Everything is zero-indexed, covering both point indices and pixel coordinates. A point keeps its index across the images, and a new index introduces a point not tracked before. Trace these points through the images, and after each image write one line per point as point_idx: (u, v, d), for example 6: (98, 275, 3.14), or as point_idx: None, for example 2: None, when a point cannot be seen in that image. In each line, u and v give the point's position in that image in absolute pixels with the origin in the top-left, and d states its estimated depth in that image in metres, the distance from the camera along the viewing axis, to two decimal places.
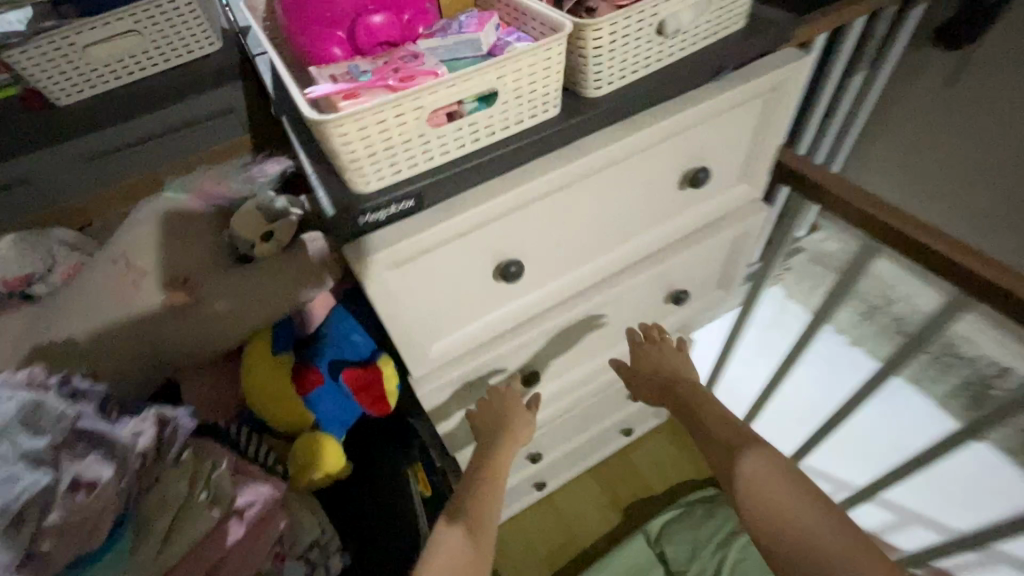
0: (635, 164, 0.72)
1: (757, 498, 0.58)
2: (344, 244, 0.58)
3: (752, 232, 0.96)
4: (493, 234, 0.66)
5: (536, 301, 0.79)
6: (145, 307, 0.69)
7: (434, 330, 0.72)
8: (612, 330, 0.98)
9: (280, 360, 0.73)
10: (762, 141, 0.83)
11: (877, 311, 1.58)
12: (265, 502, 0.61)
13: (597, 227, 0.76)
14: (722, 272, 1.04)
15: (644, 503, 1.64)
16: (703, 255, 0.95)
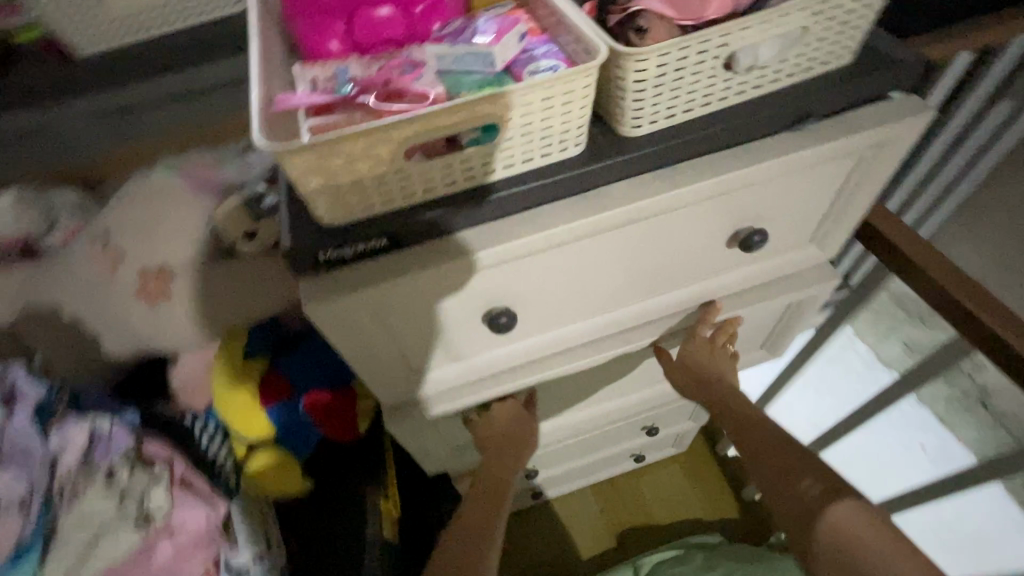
0: (674, 218, 0.59)
1: (840, 543, 0.54)
2: (301, 277, 0.51)
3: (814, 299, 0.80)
4: (483, 283, 0.57)
5: (534, 349, 0.69)
6: (118, 292, 0.66)
7: (411, 368, 0.65)
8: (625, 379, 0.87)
9: (251, 367, 0.69)
10: (846, 203, 0.67)
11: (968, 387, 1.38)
12: (199, 529, 0.57)
13: (619, 280, 0.65)
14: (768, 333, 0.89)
15: (643, 534, 1.54)
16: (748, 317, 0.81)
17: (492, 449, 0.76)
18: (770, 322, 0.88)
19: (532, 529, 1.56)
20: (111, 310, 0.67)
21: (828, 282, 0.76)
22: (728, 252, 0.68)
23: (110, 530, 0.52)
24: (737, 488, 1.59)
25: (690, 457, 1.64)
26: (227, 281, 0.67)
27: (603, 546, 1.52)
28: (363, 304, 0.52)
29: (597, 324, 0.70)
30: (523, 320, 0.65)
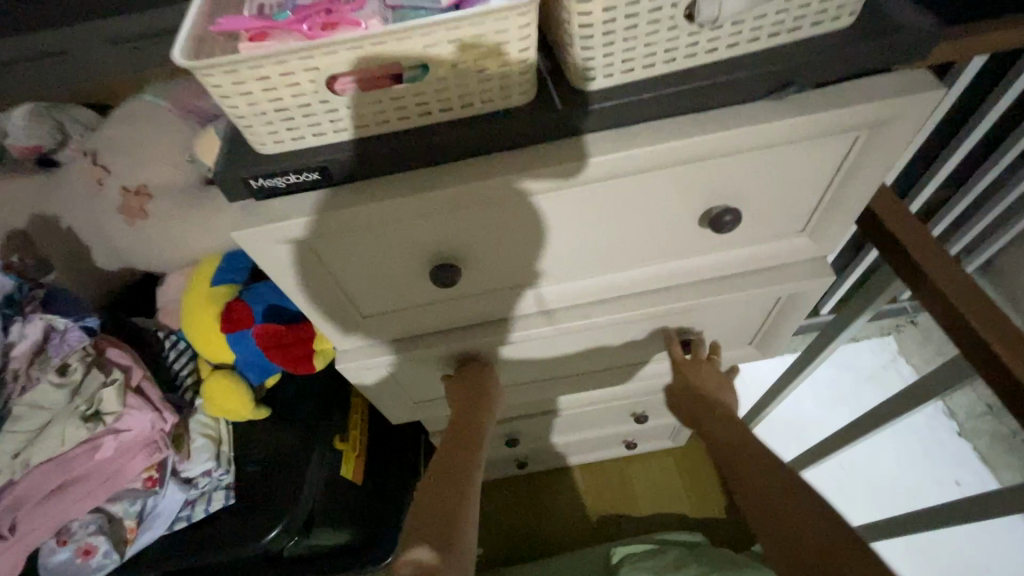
0: (632, 185, 0.55)
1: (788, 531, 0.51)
2: (238, 202, 0.52)
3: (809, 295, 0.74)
4: (423, 231, 0.56)
5: (487, 309, 0.68)
6: (106, 207, 0.71)
7: (358, 311, 0.66)
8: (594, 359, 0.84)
9: (217, 293, 0.71)
10: (841, 192, 0.60)
11: (992, 410, 1.30)
12: (144, 431, 0.62)
13: (576, 248, 0.62)
14: (759, 327, 0.84)
15: (625, 521, 1.52)
16: (730, 307, 0.76)
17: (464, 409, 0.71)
18: (759, 318, 0.82)
19: (516, 498, 1.56)
20: (99, 222, 0.72)
21: (819, 279, 0.69)
22: (701, 231, 0.63)
23: (59, 419, 0.57)
24: (730, 492, 1.53)
25: (686, 453, 1.59)
26: (201, 207, 0.70)
27: (582, 526, 1.52)
28: (294, 237, 0.53)
29: (555, 292, 0.68)
30: (473, 278, 0.64)
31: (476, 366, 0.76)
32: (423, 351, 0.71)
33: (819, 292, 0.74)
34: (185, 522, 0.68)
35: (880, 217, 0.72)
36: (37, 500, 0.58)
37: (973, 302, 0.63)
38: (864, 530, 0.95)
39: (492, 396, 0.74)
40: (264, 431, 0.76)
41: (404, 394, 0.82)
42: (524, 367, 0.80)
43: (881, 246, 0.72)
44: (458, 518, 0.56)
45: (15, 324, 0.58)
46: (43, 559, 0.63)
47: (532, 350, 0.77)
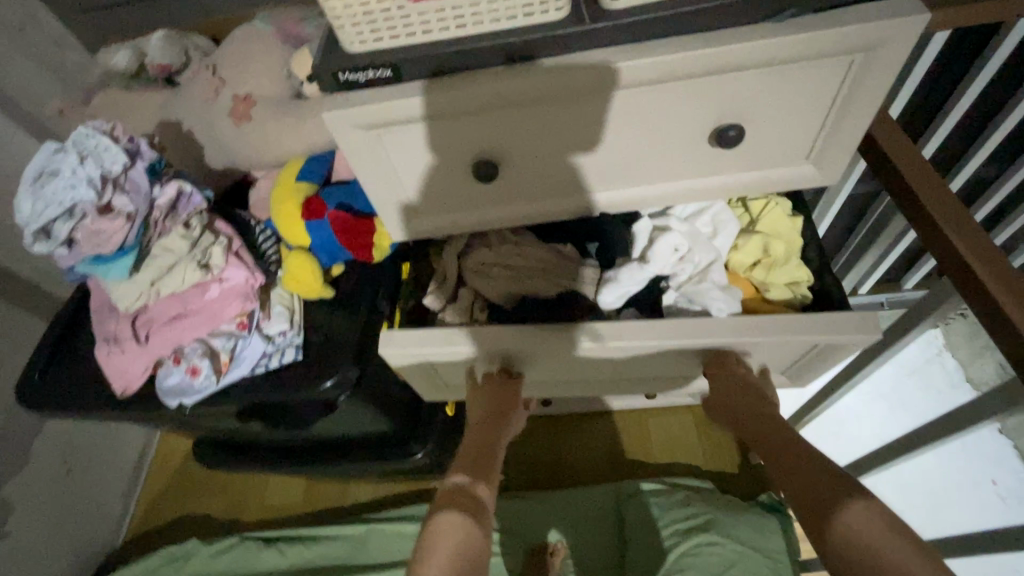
0: (647, 98, 0.65)
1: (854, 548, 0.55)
2: (328, 92, 0.66)
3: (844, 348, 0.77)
4: (470, 130, 0.68)
5: (519, 214, 0.81)
6: (220, 112, 0.88)
7: (412, 204, 0.79)
8: (612, 365, 0.91)
9: (301, 187, 0.86)
10: (839, 118, 0.68)
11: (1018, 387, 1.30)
12: (241, 282, 0.78)
13: (598, 157, 0.73)
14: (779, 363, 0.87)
15: (637, 467, 1.61)
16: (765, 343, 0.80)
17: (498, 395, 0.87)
18: (793, 357, 0.84)
19: (536, 436, 1.68)
20: (212, 125, 0.89)
21: (863, 337, 0.73)
22: (710, 150, 0.72)
23: (181, 263, 0.74)
24: (744, 450, 1.59)
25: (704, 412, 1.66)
26: (295, 115, 0.86)
27: (597, 466, 1.62)
28: (369, 124, 0.66)
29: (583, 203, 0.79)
30: (507, 180, 0.76)
31: (524, 358, 0.86)
32: (494, 342, 0.80)
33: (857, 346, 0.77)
34: (263, 369, 0.85)
35: (901, 172, 0.83)
36: (164, 321, 0.76)
37: (993, 270, 0.73)
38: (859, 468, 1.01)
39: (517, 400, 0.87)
40: (327, 309, 0.92)
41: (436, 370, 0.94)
42: (554, 358, 0.88)
43: (905, 203, 0.83)
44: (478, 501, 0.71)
45: (155, 186, 0.74)
46: (160, 380, 0.81)
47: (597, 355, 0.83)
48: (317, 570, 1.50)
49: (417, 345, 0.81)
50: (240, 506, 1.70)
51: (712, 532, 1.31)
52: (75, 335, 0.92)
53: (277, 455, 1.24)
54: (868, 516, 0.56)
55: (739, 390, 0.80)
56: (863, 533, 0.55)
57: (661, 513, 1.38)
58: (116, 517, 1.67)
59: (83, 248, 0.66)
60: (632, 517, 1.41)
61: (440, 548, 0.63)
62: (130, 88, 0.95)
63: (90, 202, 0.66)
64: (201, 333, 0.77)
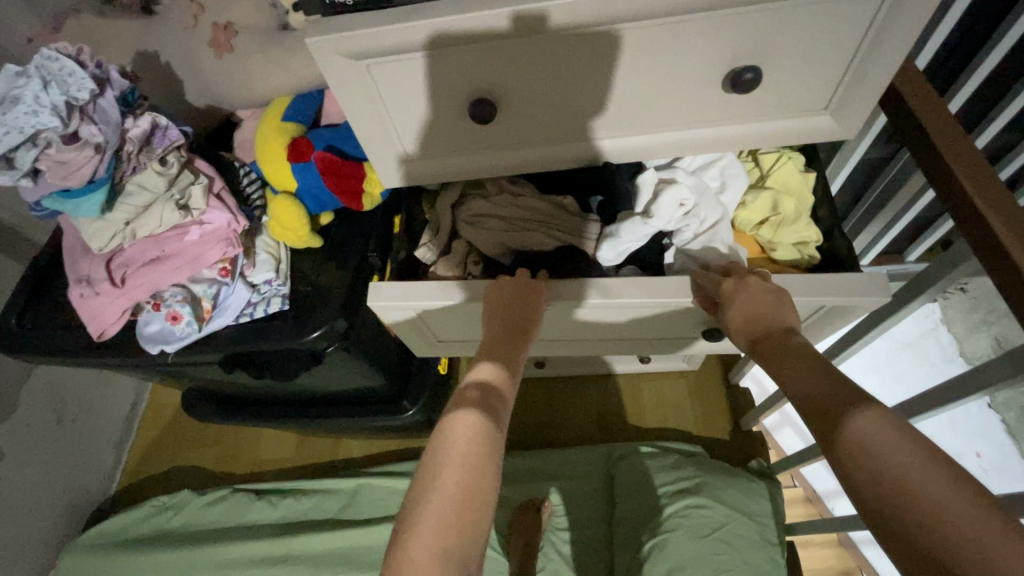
0: (660, 33, 0.60)
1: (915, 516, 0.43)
2: (311, 16, 0.60)
3: (855, 310, 0.76)
4: (467, 64, 0.63)
5: (518, 162, 0.77)
6: (199, 43, 0.82)
7: (404, 148, 0.75)
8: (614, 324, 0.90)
9: (287, 128, 0.81)
10: (865, 62, 0.63)
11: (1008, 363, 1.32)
12: (223, 226, 0.74)
13: (605, 100, 0.68)
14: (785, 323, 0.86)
15: (630, 430, 1.61)
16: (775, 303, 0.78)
17: (504, 299, 0.74)
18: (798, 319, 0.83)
19: (531, 396, 1.68)
20: (191, 57, 0.83)
21: (873, 298, 0.71)
22: (724, 97, 0.68)
23: (159, 202, 0.70)
24: (737, 417, 1.59)
25: (699, 377, 1.65)
26: (280, 48, 0.80)
27: (588, 429, 1.62)
28: (356, 52, 0.61)
29: (593, 151, 0.75)
30: (506, 123, 0.71)
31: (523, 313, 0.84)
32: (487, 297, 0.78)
33: (862, 311, 0.76)
34: (248, 318, 0.82)
35: (925, 126, 0.78)
36: (141, 265, 0.72)
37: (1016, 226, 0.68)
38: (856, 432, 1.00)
39: (525, 299, 0.74)
40: (315, 259, 0.88)
41: (432, 326, 0.92)
42: (556, 315, 0.86)
43: (926, 160, 0.79)
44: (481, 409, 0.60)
45: (128, 117, 0.68)
46: (140, 327, 0.78)
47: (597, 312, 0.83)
48: (308, 522, 1.52)
49: (411, 298, 0.79)
50: (232, 459, 1.71)
51: (698, 495, 1.32)
52: (54, 280, 0.88)
53: (268, 408, 1.23)
54: (883, 423, 0.48)
55: (762, 298, 0.68)
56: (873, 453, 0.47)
57: (650, 475, 1.39)
58: (109, 466, 1.68)
59: (50, 181, 0.62)
60: (621, 479, 1.42)
61: (446, 458, 0.55)
62: (103, 13, 0.88)
63: (56, 130, 0.61)
64: (181, 278, 0.74)
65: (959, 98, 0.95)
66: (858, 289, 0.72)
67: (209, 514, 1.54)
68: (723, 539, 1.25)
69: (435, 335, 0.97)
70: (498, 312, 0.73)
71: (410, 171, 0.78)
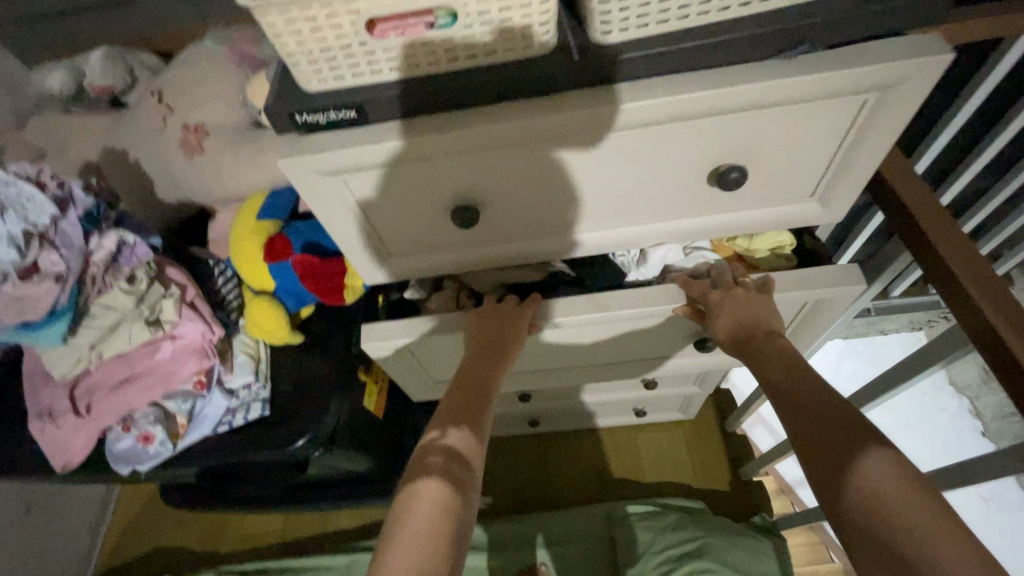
0: (642, 139, 0.59)
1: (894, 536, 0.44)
2: (283, 133, 0.58)
3: (838, 304, 0.78)
4: (446, 173, 0.62)
5: (505, 256, 0.75)
6: (169, 143, 0.80)
7: (388, 248, 0.73)
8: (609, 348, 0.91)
9: (262, 225, 0.78)
10: (846, 157, 0.63)
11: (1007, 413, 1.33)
12: (197, 339, 0.71)
13: (588, 197, 0.67)
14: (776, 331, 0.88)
15: (630, 485, 1.57)
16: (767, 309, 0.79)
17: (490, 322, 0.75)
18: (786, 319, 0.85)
19: (526, 455, 1.63)
20: (160, 156, 0.81)
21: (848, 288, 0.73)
22: (708, 192, 0.67)
23: (128, 321, 0.66)
24: (736, 466, 1.56)
25: (695, 426, 1.63)
26: (252, 146, 0.78)
27: (587, 486, 1.58)
28: (332, 168, 0.59)
29: (582, 243, 0.73)
30: (490, 221, 0.69)
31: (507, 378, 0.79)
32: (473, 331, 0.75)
33: (845, 301, 0.77)
34: (226, 426, 0.78)
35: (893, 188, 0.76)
36: (109, 388, 0.68)
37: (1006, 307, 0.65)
38: None
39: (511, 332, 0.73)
40: (296, 355, 0.84)
41: (420, 369, 0.91)
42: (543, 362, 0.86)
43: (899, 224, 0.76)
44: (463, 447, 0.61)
45: (93, 236, 0.66)
46: (109, 445, 0.73)
47: (580, 334, 0.85)
48: None
49: (393, 333, 0.78)
50: (215, 538, 1.62)
51: (704, 557, 1.28)
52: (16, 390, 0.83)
53: (251, 497, 1.17)
54: (887, 457, 0.49)
55: (753, 308, 0.70)
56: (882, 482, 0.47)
57: (652, 538, 1.35)
58: (83, 553, 1.58)
59: (6, 315, 0.59)
60: (623, 543, 1.37)
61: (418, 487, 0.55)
62: (70, 113, 0.86)
63: (13, 263, 0.59)
64: (152, 396, 0.69)
65: (930, 159, 0.97)
66: (837, 283, 0.74)
67: None
68: None
69: (428, 377, 0.94)
70: (485, 338, 0.73)
71: (391, 270, 0.75)
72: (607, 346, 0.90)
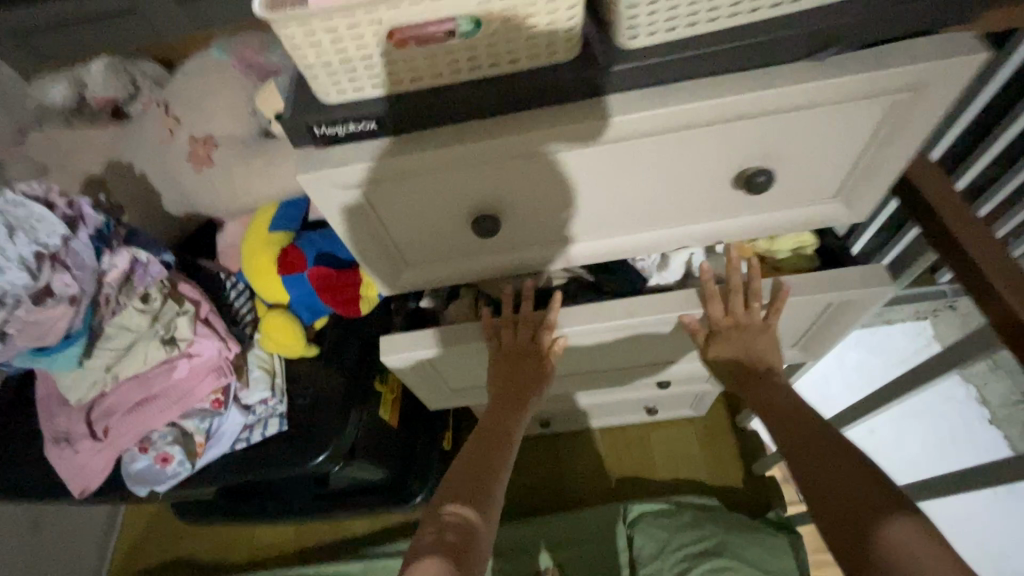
0: (669, 145, 0.58)
1: None
2: (300, 145, 0.57)
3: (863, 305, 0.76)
4: (467, 182, 0.61)
5: (524, 263, 0.74)
6: (176, 154, 0.78)
7: (406, 258, 0.72)
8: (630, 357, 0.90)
9: (274, 238, 0.77)
10: (872, 158, 0.62)
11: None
12: (213, 356, 0.69)
13: (610, 203, 0.66)
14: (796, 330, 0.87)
15: (642, 484, 1.57)
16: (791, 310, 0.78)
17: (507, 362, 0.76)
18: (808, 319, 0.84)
19: (536, 456, 1.63)
20: (167, 168, 0.79)
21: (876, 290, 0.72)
22: (732, 195, 0.66)
23: (143, 340, 0.65)
24: (748, 462, 1.56)
25: (706, 423, 1.62)
26: (262, 157, 0.77)
27: (599, 486, 1.58)
28: (353, 182, 0.58)
29: (583, 250, 0.73)
30: (511, 229, 0.68)
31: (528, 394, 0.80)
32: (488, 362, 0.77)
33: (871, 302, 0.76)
34: (244, 444, 0.77)
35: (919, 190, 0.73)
36: (126, 409, 0.67)
37: None
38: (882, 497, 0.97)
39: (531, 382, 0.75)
40: (311, 368, 0.83)
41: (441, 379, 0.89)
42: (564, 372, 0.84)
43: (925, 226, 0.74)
44: (482, 512, 0.61)
45: (105, 255, 0.64)
46: (126, 467, 0.72)
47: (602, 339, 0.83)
48: None
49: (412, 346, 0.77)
50: (227, 547, 1.61)
51: (721, 557, 1.29)
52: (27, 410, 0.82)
53: (265, 508, 1.16)
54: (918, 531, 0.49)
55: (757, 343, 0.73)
56: (911, 553, 0.48)
57: (669, 538, 1.36)
58: (93, 567, 1.57)
59: (20, 340, 0.58)
60: (638, 543, 1.37)
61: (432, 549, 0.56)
62: (71, 126, 0.84)
63: (25, 287, 0.57)
64: (169, 416, 0.68)
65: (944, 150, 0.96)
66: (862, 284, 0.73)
67: None
68: None
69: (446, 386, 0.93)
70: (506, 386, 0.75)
71: (408, 280, 0.74)
72: (625, 350, 0.89)
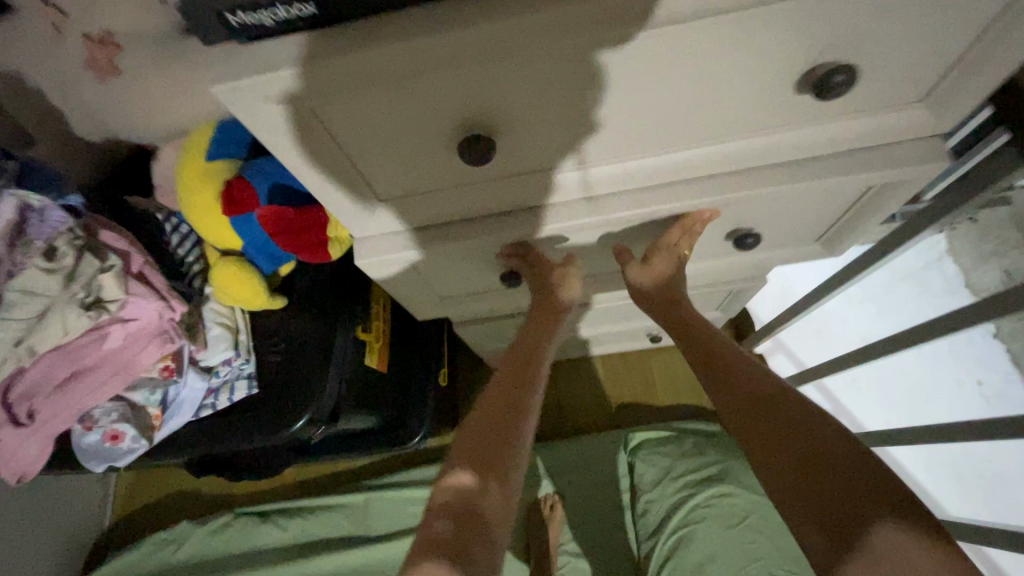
0: (718, 34, 0.43)
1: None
2: (213, 44, 0.42)
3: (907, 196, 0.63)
4: (447, 89, 0.46)
5: (525, 195, 0.61)
6: (71, 60, 0.61)
7: (376, 193, 0.58)
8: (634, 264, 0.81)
9: (215, 169, 0.62)
10: (984, 47, 0.47)
11: None
12: (148, 318, 0.58)
13: (634, 115, 0.51)
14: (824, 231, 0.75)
15: (643, 410, 1.54)
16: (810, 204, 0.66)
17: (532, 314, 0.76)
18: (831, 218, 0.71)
19: None
20: (64, 79, 0.62)
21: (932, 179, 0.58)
22: (791, 102, 0.51)
23: (57, 305, 0.54)
24: None
25: None
26: (183, 62, 0.59)
27: (601, 415, 1.55)
28: (289, 96, 0.44)
29: (602, 176, 0.59)
30: (508, 154, 0.54)
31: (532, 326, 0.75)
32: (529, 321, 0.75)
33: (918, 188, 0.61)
34: (211, 410, 0.68)
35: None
36: (55, 385, 0.58)
37: None
38: (901, 434, 0.92)
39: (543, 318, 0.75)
40: (281, 319, 0.73)
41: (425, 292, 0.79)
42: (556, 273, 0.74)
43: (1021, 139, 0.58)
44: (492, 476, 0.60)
45: None
46: (77, 443, 0.64)
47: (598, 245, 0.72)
48: (320, 541, 1.47)
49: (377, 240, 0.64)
50: (228, 482, 1.61)
51: (722, 482, 1.28)
52: None
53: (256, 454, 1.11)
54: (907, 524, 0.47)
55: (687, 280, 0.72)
56: (903, 548, 0.46)
57: (669, 465, 1.34)
58: (96, 503, 1.57)
59: None
60: (639, 471, 1.37)
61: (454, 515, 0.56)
62: None
63: None
64: (107, 389, 0.58)
65: None
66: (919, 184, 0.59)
67: (216, 543, 1.48)
68: (751, 528, 1.22)
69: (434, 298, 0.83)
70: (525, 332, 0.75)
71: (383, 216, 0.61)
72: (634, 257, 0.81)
